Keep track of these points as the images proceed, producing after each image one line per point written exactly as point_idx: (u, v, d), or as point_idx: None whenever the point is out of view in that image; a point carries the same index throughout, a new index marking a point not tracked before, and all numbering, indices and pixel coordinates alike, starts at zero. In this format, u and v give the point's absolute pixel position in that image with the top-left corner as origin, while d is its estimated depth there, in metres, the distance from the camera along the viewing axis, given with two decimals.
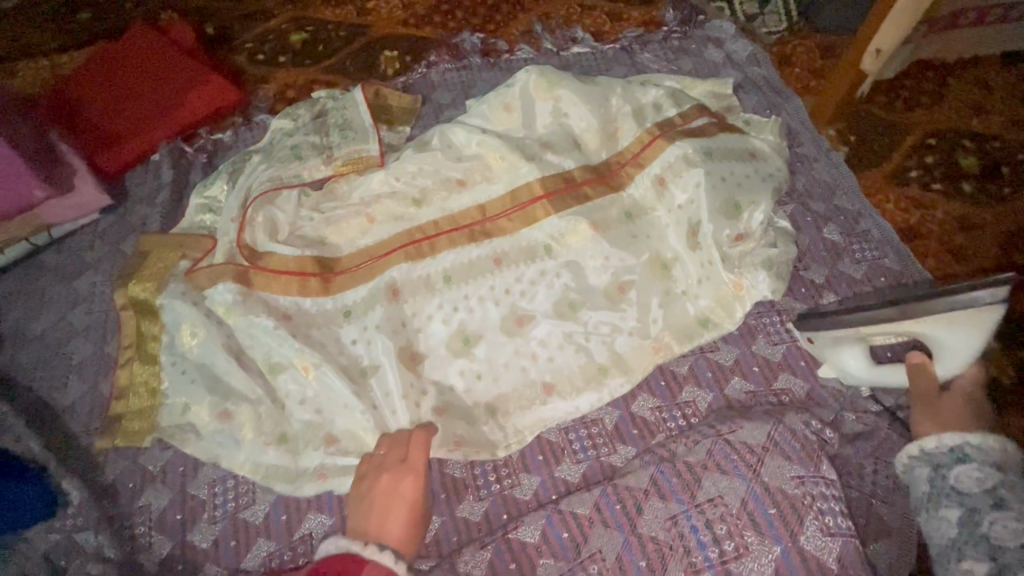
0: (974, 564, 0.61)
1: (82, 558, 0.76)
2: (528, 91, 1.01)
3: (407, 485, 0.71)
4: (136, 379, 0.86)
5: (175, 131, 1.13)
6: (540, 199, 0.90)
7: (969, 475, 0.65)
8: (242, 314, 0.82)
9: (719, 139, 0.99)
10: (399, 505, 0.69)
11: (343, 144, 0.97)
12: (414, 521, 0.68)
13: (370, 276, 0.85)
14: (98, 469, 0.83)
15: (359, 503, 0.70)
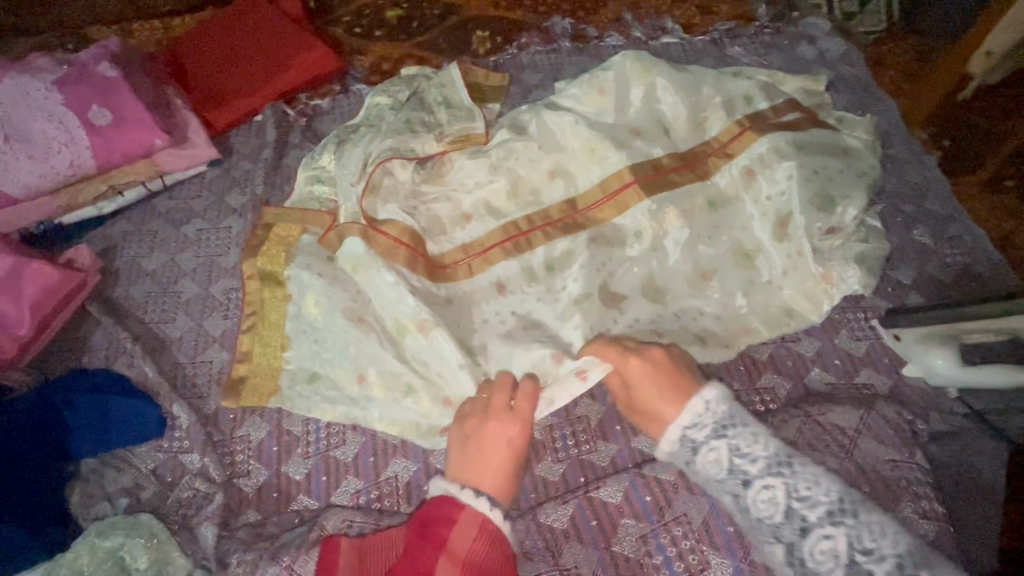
0: (778, 547, 0.64)
1: (189, 476, 0.82)
2: (622, 75, 1.03)
3: (509, 433, 0.69)
4: (256, 341, 0.89)
5: (278, 95, 1.19)
6: (629, 184, 0.92)
7: (711, 457, 0.67)
8: (369, 272, 0.84)
9: (811, 133, 0.98)
10: (502, 454, 0.68)
11: (452, 122, 1.00)
12: (513, 471, 0.68)
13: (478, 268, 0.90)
14: (202, 398, 0.89)
15: (463, 443, 0.71)
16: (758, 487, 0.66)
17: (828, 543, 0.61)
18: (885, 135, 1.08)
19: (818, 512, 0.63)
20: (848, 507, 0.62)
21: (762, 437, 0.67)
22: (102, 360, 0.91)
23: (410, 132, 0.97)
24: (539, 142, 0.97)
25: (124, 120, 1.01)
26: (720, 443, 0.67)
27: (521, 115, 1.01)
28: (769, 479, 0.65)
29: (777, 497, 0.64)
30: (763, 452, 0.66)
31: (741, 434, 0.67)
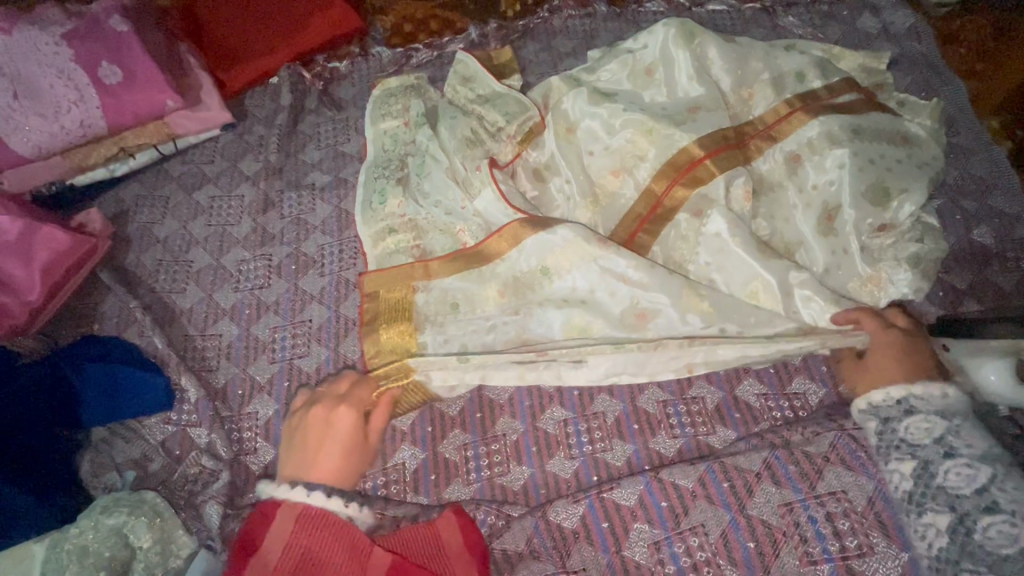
0: (935, 517, 0.59)
1: (196, 452, 0.81)
2: (665, 44, 0.96)
3: (341, 419, 0.72)
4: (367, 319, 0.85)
5: (295, 56, 1.13)
6: (700, 160, 0.86)
7: (919, 426, 0.63)
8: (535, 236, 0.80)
9: (866, 117, 0.90)
10: (330, 443, 0.70)
11: (510, 120, 0.96)
12: (345, 456, 0.70)
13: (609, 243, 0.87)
14: (211, 372, 0.88)
15: (300, 441, 0.71)
16: (949, 464, 0.60)
17: (1008, 530, 0.55)
18: (950, 122, 0.98)
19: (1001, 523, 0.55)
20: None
21: (985, 439, 0.61)
22: (113, 327, 0.90)
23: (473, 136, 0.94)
24: (587, 139, 0.94)
25: (135, 78, 0.97)
26: (953, 455, 0.60)
27: (568, 105, 0.96)
28: (975, 464, 0.59)
29: (974, 477, 0.58)
30: (983, 444, 0.61)
31: (961, 425, 0.62)
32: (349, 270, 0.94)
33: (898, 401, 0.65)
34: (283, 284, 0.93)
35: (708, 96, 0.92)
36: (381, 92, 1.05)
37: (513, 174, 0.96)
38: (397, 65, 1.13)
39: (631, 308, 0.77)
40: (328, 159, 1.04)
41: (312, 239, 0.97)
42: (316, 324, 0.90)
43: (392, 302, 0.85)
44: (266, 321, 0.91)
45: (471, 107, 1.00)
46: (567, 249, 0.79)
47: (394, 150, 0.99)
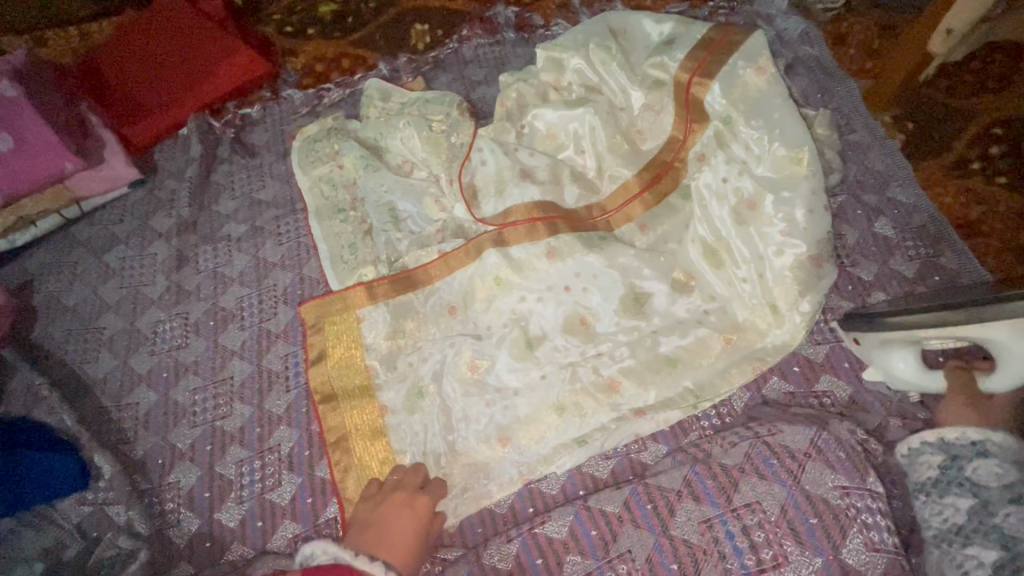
0: (980, 551, 0.59)
1: (112, 532, 0.77)
2: (588, 62, 0.98)
3: (420, 503, 0.71)
4: (319, 363, 0.87)
5: (203, 105, 1.11)
6: (635, 179, 0.93)
7: (990, 470, 0.61)
8: (462, 270, 0.90)
9: (757, 104, 0.89)
10: (406, 517, 0.69)
11: (442, 159, 0.98)
12: (415, 539, 0.68)
13: (529, 267, 0.87)
14: (130, 443, 0.85)
15: (374, 518, 0.69)
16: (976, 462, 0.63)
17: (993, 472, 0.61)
18: (847, 119, 1.02)
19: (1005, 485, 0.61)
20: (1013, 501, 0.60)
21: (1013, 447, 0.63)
22: (16, 407, 0.85)
23: (411, 180, 0.98)
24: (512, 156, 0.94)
25: (27, 143, 0.93)
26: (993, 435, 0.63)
27: (502, 127, 0.98)
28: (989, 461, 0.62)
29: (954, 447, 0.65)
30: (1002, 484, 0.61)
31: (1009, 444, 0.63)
32: (269, 321, 0.91)
33: (973, 441, 0.64)
34: (201, 342, 0.91)
35: (657, 313, 0.86)
36: (320, 125, 1.06)
37: (429, 200, 0.96)
38: (309, 105, 1.12)
39: (446, 304, 0.89)
40: (243, 208, 1.02)
41: (230, 292, 0.94)
42: (237, 381, 0.87)
43: (337, 328, 0.89)
44: (185, 383, 0.88)
45: (404, 132, 0.99)
46: (490, 281, 0.88)
47: (333, 194, 1.00)
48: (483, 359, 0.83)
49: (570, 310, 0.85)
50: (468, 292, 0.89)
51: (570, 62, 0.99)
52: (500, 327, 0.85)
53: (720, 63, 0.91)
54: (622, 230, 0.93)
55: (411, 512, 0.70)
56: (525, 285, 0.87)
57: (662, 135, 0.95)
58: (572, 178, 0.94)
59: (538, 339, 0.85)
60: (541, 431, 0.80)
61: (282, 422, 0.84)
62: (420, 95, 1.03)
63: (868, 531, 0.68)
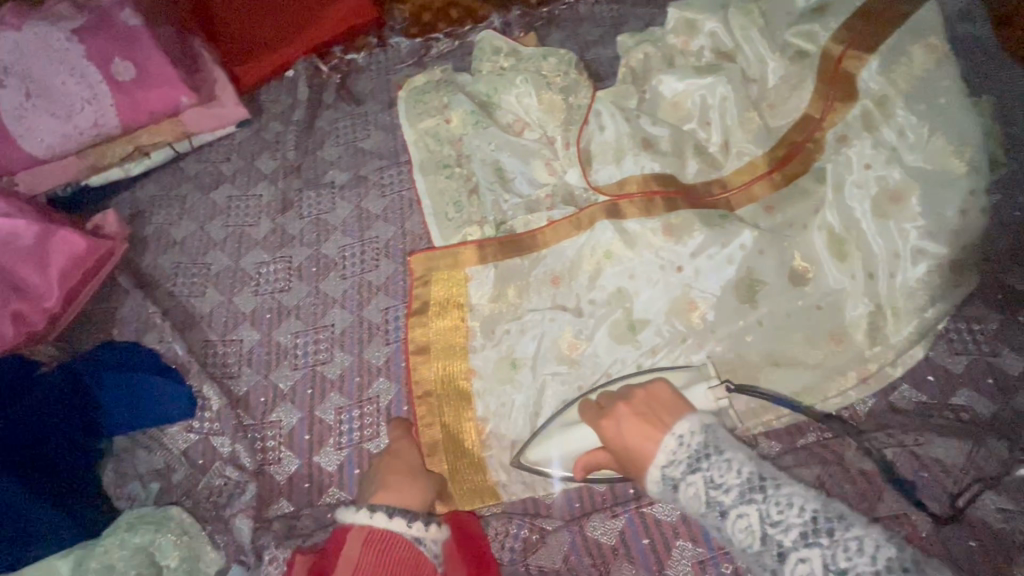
0: None
1: (220, 462, 0.79)
2: (724, 26, 0.91)
3: (401, 447, 0.74)
4: (420, 319, 0.86)
5: (312, 48, 1.10)
6: (762, 163, 0.87)
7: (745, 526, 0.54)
8: (569, 238, 0.86)
9: (920, 83, 0.79)
10: (396, 462, 0.71)
11: (556, 120, 0.93)
12: (410, 475, 0.69)
13: (641, 245, 0.83)
14: (233, 378, 0.86)
15: (368, 477, 0.71)
16: (733, 517, 0.54)
17: (746, 525, 0.53)
18: (1011, 108, 0.91)
19: (784, 510, 0.52)
20: (822, 522, 0.51)
21: (740, 461, 0.55)
22: (133, 333, 0.89)
23: (521, 140, 0.94)
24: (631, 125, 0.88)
25: (147, 74, 0.93)
26: (696, 477, 0.56)
27: (623, 91, 0.92)
28: (744, 508, 0.54)
29: (752, 525, 0.53)
30: (797, 514, 0.52)
31: (716, 463, 0.56)
32: (370, 272, 0.91)
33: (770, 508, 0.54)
34: (303, 287, 0.91)
35: (773, 305, 0.81)
36: (428, 76, 1.02)
37: (539, 162, 0.93)
38: (416, 55, 1.08)
39: (548, 273, 0.86)
40: (346, 156, 1.00)
41: (332, 240, 0.94)
42: (338, 329, 0.87)
43: (440, 287, 0.87)
44: (287, 326, 0.88)
45: (517, 90, 0.95)
46: (600, 255, 0.84)
47: (438, 149, 0.97)
48: (585, 336, 0.82)
49: (681, 293, 0.82)
50: (577, 261, 0.85)
51: (705, 25, 0.92)
52: (605, 304, 0.83)
53: (881, 37, 0.82)
54: (743, 211, 0.87)
55: (394, 457, 0.72)
56: (637, 262, 0.83)
57: (796, 113, 0.88)
58: (693, 153, 0.89)
59: (644, 321, 0.82)
60: None
61: (381, 374, 0.84)
62: (536, 51, 0.98)
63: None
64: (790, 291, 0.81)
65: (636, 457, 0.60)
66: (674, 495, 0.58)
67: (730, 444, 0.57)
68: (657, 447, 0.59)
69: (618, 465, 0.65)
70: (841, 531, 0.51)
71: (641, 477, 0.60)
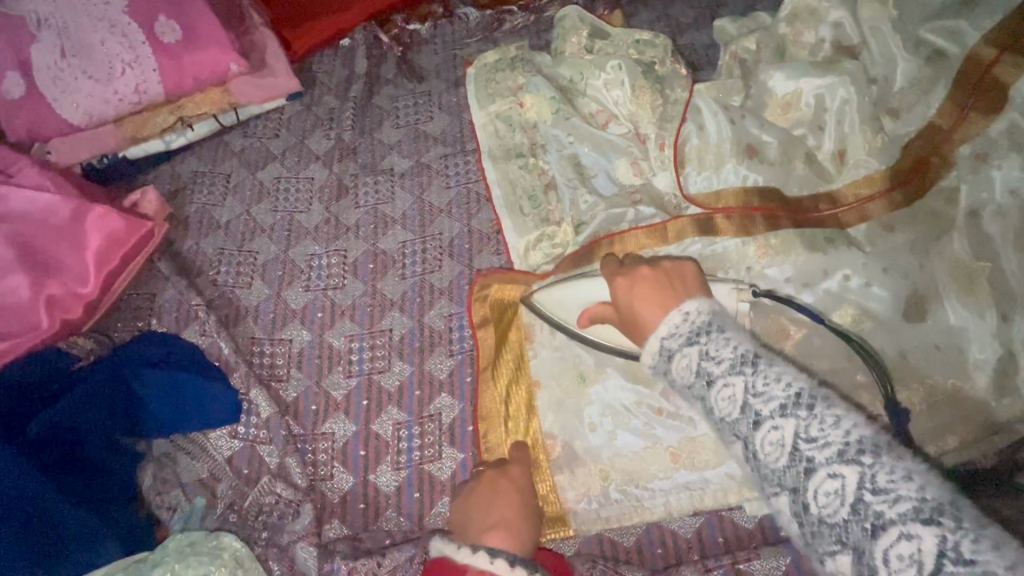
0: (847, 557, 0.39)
1: (268, 477, 0.73)
2: (850, 17, 0.80)
3: (513, 474, 0.68)
4: (487, 330, 0.77)
5: (370, 14, 0.99)
6: (884, 177, 0.76)
7: (724, 396, 0.45)
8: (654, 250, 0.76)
9: None
10: (509, 493, 0.65)
11: (648, 112, 0.82)
12: (524, 512, 0.63)
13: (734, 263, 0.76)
14: (281, 382, 0.78)
15: (470, 505, 0.64)
16: (719, 389, 0.45)
17: (777, 438, 0.42)
18: None
19: (771, 383, 0.43)
20: (865, 442, 0.39)
21: (740, 339, 0.47)
22: (172, 325, 0.81)
23: (605, 132, 0.84)
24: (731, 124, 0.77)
25: (195, 35, 0.84)
26: (692, 350, 0.47)
27: (724, 87, 0.82)
28: (732, 378, 0.45)
29: (737, 396, 0.44)
30: (784, 388, 0.43)
31: (714, 339, 0.47)
32: (433, 272, 0.83)
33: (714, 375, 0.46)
34: (359, 285, 0.83)
35: (881, 341, 0.73)
36: (502, 53, 0.92)
37: (625, 161, 0.82)
38: (486, 30, 0.98)
39: None
40: (407, 139, 0.91)
41: (390, 234, 0.85)
42: (397, 334, 0.80)
43: (505, 297, 0.78)
44: (340, 327, 0.81)
45: (604, 74, 0.84)
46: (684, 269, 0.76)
47: (509, 136, 0.87)
48: None
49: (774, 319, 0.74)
50: None
51: (827, 15, 0.81)
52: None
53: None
54: (855, 230, 0.76)
55: (506, 480, 0.67)
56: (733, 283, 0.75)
57: (924, 122, 0.76)
58: (807, 160, 0.78)
59: None
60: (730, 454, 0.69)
61: (444, 389, 0.76)
62: (627, 31, 0.87)
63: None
64: (906, 327, 0.72)
65: (633, 314, 0.56)
66: (704, 397, 0.47)
67: (733, 328, 0.48)
68: (662, 319, 0.52)
69: (620, 321, 0.59)
70: (886, 455, 0.39)
71: (642, 349, 0.53)
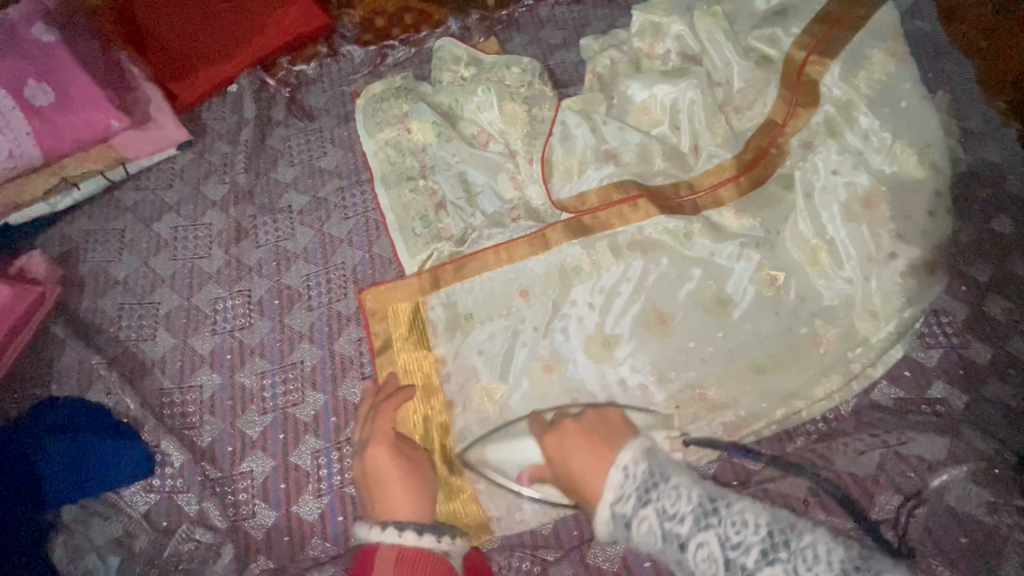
0: None
1: (187, 525, 0.73)
2: (691, 27, 0.89)
3: (378, 456, 0.66)
4: (397, 351, 0.82)
5: (255, 60, 1.02)
6: (744, 157, 0.85)
7: (651, 528, 0.55)
8: (539, 257, 0.84)
9: (882, 92, 0.80)
10: (387, 476, 0.65)
11: (521, 133, 0.89)
12: (410, 486, 0.65)
13: (609, 261, 0.83)
14: (194, 429, 0.79)
15: (365, 491, 0.66)
16: (693, 547, 0.53)
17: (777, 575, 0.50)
18: (961, 104, 0.92)
19: (741, 529, 0.52)
20: (779, 523, 0.52)
21: (688, 487, 0.56)
22: (76, 387, 0.80)
23: (486, 152, 0.90)
24: (597, 136, 0.86)
25: (70, 99, 0.84)
26: (648, 511, 0.55)
27: (594, 94, 0.90)
28: (704, 536, 0.53)
29: (714, 553, 0.52)
30: (690, 498, 0.55)
31: (666, 492, 0.56)
32: (339, 301, 0.85)
33: (676, 536, 0.54)
34: (266, 323, 0.84)
35: (750, 309, 0.80)
36: (387, 85, 0.96)
37: (504, 176, 0.88)
38: (371, 65, 1.02)
39: (514, 288, 0.84)
40: (303, 176, 0.94)
41: (293, 269, 0.87)
42: (308, 366, 0.81)
43: (401, 311, 0.83)
44: (251, 366, 0.82)
45: (484, 98, 0.90)
46: (564, 272, 0.84)
47: (400, 160, 0.92)
48: (557, 359, 0.81)
49: (642, 310, 0.81)
50: (555, 279, 0.84)
51: (670, 28, 0.89)
52: (585, 327, 0.82)
53: (845, 41, 0.82)
54: (715, 214, 0.84)
55: (381, 466, 0.66)
56: (605, 285, 0.83)
57: (761, 117, 0.86)
58: (670, 154, 0.86)
59: (615, 341, 0.81)
60: None
61: (358, 412, 0.79)
62: (501, 58, 0.94)
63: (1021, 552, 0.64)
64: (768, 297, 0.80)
65: (581, 472, 0.62)
66: (625, 534, 0.58)
67: (674, 469, 0.57)
68: (606, 476, 0.60)
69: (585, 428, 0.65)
70: (731, 503, 0.54)
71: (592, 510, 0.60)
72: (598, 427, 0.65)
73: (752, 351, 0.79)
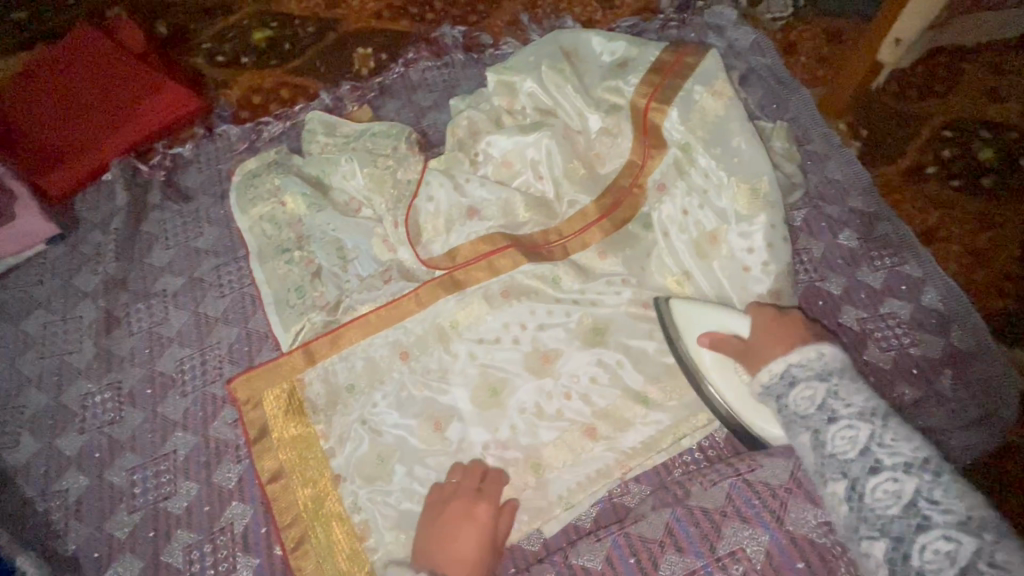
0: (870, 544, 0.53)
1: None
2: (542, 83, 0.93)
3: (479, 513, 0.69)
4: (276, 430, 0.80)
5: (129, 146, 1.02)
6: (602, 200, 0.88)
7: (804, 397, 0.61)
8: (418, 316, 0.84)
9: (718, 132, 0.85)
10: (468, 534, 0.68)
11: (389, 198, 0.91)
12: (480, 553, 0.67)
13: (486, 307, 0.84)
14: (59, 537, 0.75)
15: (437, 533, 0.69)
16: (841, 425, 0.58)
17: (892, 488, 0.53)
18: (802, 131, 0.99)
19: (901, 443, 0.55)
20: (932, 465, 0.53)
21: (867, 395, 0.59)
22: None
23: (354, 219, 0.91)
24: (462, 195, 0.89)
25: None
26: (820, 385, 0.60)
27: (453, 153, 0.93)
28: (902, 474, 0.53)
29: (858, 438, 0.57)
30: (862, 400, 0.59)
31: (844, 384, 0.60)
32: (215, 384, 0.84)
33: (821, 405, 0.60)
34: (138, 414, 0.82)
35: (625, 343, 0.82)
36: (263, 161, 0.98)
37: (377, 241, 0.90)
38: (247, 141, 1.04)
39: (394, 350, 0.83)
40: (180, 258, 0.93)
41: (168, 354, 0.86)
42: (182, 455, 0.79)
43: (279, 392, 0.82)
44: (121, 463, 0.79)
45: (353, 167, 0.92)
46: (445, 325, 0.84)
47: (277, 233, 0.92)
48: (446, 415, 0.80)
49: (523, 351, 0.82)
50: (437, 334, 0.84)
51: (522, 86, 0.95)
52: (470, 377, 0.81)
53: (677, 88, 0.87)
54: (581, 255, 0.87)
55: (473, 524, 0.69)
56: (485, 335, 0.83)
57: (617, 161, 0.90)
58: (535, 203, 0.89)
59: (503, 386, 0.81)
60: (518, 489, 0.78)
61: (234, 497, 0.77)
62: (370, 127, 0.98)
63: (854, 567, 0.65)
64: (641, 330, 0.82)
65: (757, 350, 0.68)
66: (780, 395, 0.63)
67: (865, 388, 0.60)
68: (789, 353, 0.65)
69: (741, 351, 0.70)
70: (945, 476, 0.53)
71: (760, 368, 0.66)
72: (739, 351, 0.70)
73: (635, 380, 0.81)
